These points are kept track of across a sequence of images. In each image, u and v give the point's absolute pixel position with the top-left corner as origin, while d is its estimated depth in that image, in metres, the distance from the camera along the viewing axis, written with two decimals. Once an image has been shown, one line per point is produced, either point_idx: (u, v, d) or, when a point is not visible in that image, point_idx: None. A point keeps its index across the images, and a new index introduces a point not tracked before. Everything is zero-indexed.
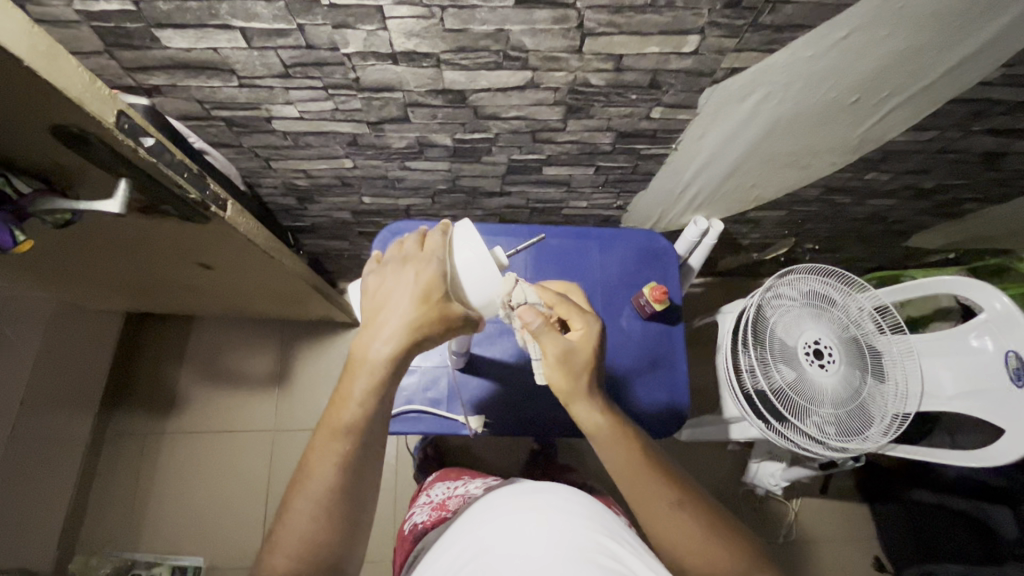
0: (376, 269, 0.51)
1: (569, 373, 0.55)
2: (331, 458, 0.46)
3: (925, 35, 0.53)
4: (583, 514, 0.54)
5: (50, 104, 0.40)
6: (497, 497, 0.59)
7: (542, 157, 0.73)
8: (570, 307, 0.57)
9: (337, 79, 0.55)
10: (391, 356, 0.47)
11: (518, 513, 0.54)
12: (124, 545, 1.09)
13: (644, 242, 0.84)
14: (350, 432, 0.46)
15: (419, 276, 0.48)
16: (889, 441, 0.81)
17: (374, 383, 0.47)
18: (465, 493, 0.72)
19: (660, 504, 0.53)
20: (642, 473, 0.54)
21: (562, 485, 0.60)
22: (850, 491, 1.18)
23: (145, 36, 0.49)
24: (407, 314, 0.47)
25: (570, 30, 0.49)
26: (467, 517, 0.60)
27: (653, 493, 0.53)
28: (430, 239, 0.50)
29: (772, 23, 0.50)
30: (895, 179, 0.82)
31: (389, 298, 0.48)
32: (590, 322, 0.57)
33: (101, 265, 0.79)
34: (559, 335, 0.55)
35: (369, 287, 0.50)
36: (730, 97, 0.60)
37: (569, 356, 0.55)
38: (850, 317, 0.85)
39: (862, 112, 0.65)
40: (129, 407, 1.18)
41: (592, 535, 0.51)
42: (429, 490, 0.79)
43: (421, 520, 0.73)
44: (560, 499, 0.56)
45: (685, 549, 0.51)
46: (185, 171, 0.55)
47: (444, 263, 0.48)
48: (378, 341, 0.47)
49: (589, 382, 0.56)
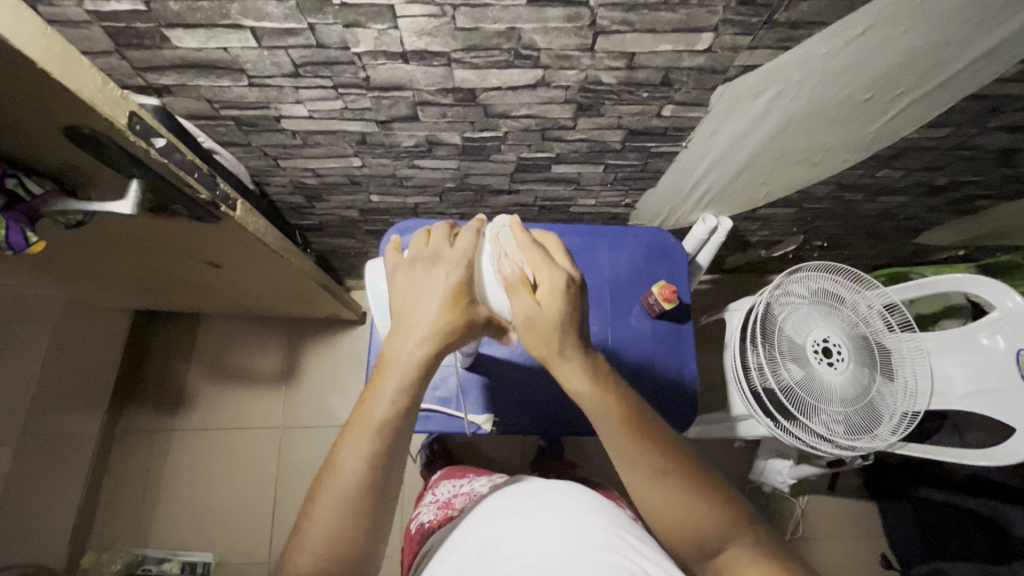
0: (402, 266, 0.50)
1: (543, 339, 0.47)
2: (360, 456, 0.45)
3: (943, 32, 0.52)
4: (593, 511, 0.54)
5: (65, 106, 0.40)
6: (503, 498, 0.60)
7: (551, 155, 0.72)
8: (537, 259, 0.48)
9: (347, 78, 0.55)
10: (424, 359, 0.46)
11: (525, 513, 0.54)
12: (135, 540, 1.10)
13: (654, 239, 0.84)
14: (380, 432, 0.46)
15: (451, 278, 0.48)
16: (897, 439, 0.81)
17: (405, 384, 0.46)
18: (471, 491, 0.73)
19: (644, 472, 0.49)
20: (627, 440, 0.50)
21: (567, 484, 0.61)
22: (856, 488, 1.19)
23: (155, 36, 0.49)
24: (437, 318, 0.47)
25: (582, 28, 0.49)
26: (473, 517, 0.60)
27: (637, 457, 0.50)
28: (461, 238, 0.50)
29: (787, 20, 0.49)
30: (908, 175, 0.81)
31: (421, 300, 0.48)
32: (557, 275, 0.47)
33: (111, 264, 0.79)
34: (522, 295, 0.48)
35: (397, 284, 0.50)
36: (743, 95, 0.59)
37: (538, 318, 0.47)
38: (859, 315, 0.85)
39: (876, 110, 0.64)
40: (138, 404, 1.18)
41: (600, 529, 0.51)
42: (434, 489, 0.80)
43: (427, 520, 0.73)
44: (568, 498, 0.56)
45: (664, 512, 0.49)
46: (196, 170, 0.55)
47: (472, 266, 0.50)
48: (411, 343, 0.46)
49: (569, 346, 0.48)
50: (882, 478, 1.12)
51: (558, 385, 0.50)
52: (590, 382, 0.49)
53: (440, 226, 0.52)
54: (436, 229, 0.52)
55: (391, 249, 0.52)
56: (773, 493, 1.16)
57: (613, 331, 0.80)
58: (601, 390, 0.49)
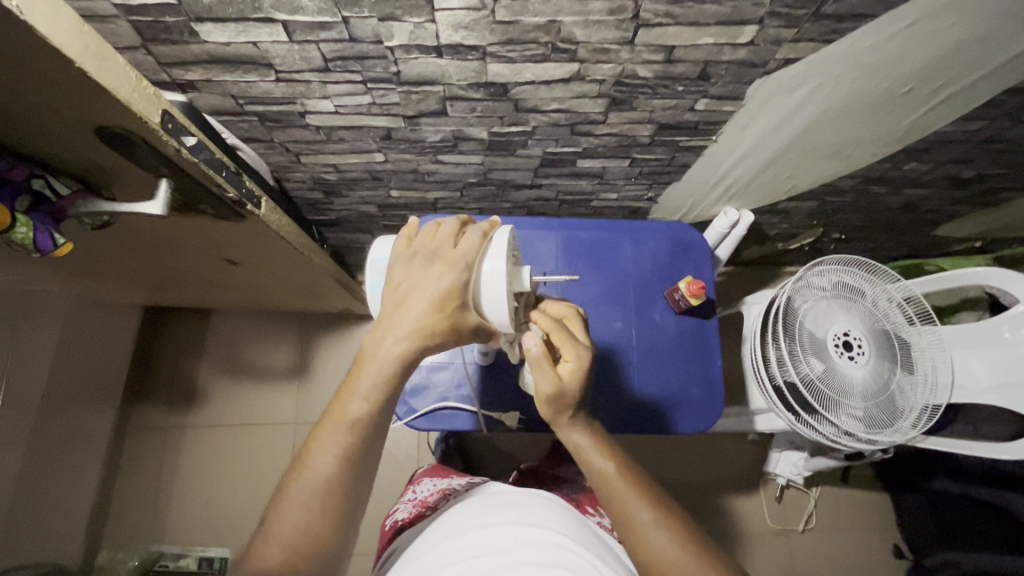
0: (403, 259, 0.50)
1: (556, 404, 0.54)
2: (333, 450, 0.46)
3: (992, 24, 0.51)
4: (554, 516, 0.57)
5: (97, 104, 0.39)
6: (470, 508, 0.60)
7: (578, 150, 0.71)
8: (564, 336, 0.55)
9: (377, 72, 0.53)
10: (400, 355, 0.47)
11: (494, 527, 0.54)
12: (150, 536, 1.11)
13: (676, 233, 0.83)
14: (353, 426, 0.46)
15: (443, 280, 0.48)
16: (918, 433, 0.81)
17: (379, 379, 0.47)
18: (446, 489, 0.71)
19: (643, 526, 0.51)
20: (621, 488, 0.53)
21: (534, 495, 0.62)
22: (869, 480, 1.20)
23: (184, 30, 0.47)
24: (422, 318, 0.47)
25: (624, 21, 0.47)
26: (444, 522, 0.60)
27: (631, 508, 0.52)
28: (467, 241, 0.50)
29: (834, 13, 0.48)
30: (936, 168, 0.80)
31: (412, 294, 0.48)
32: (582, 351, 0.54)
33: (125, 261, 0.78)
34: (550, 369, 0.53)
35: (393, 276, 0.50)
36: (782, 87, 0.58)
37: (560, 388, 0.53)
38: (880, 309, 0.84)
39: (914, 102, 0.63)
40: (151, 400, 1.18)
41: (565, 547, 0.52)
42: (415, 486, 0.78)
43: (402, 517, 0.71)
44: (530, 505, 0.59)
45: (661, 565, 0.49)
46: (224, 169, 0.54)
47: (471, 270, 0.49)
48: (390, 339, 0.47)
49: (572, 414, 0.55)
50: (896, 470, 1.13)
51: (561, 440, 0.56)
52: (590, 437, 0.55)
53: (450, 222, 0.51)
54: (445, 224, 0.51)
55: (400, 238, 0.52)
56: (786, 485, 1.17)
57: (637, 328, 0.79)
58: (601, 449, 0.55)
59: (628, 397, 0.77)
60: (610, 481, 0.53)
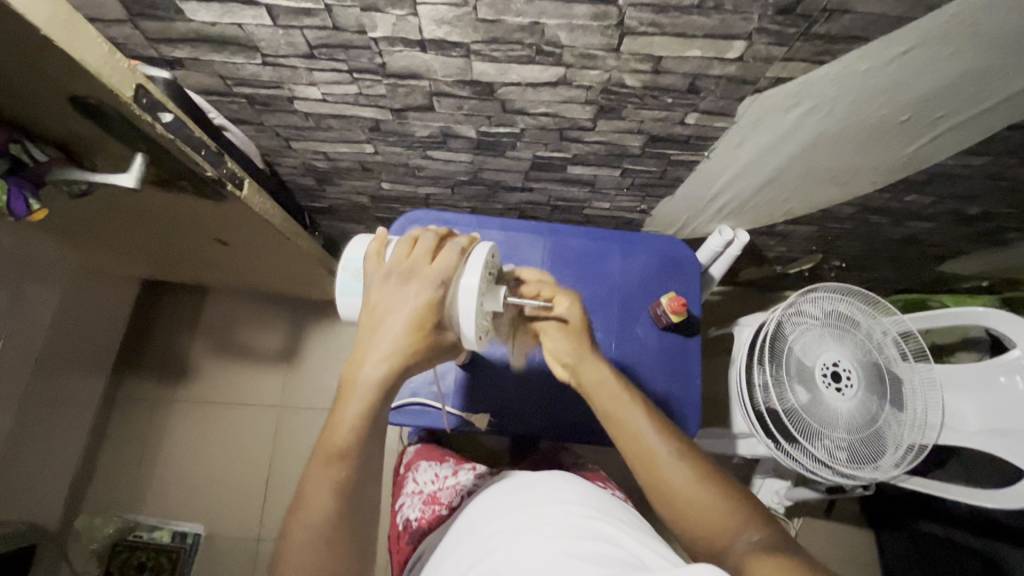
0: (377, 278, 0.48)
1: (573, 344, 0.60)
2: (329, 485, 0.44)
3: (992, 56, 0.49)
4: (579, 491, 0.53)
5: (68, 74, 0.40)
6: (488, 500, 0.55)
7: (568, 156, 0.70)
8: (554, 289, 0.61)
9: (362, 63, 0.53)
10: (381, 380, 0.45)
11: (514, 512, 0.50)
12: (128, 506, 1.12)
13: (667, 249, 0.82)
14: (344, 458, 0.45)
15: (420, 298, 0.46)
16: (901, 473, 0.78)
17: (366, 406, 0.45)
18: (457, 484, 0.67)
19: (660, 458, 0.54)
20: (638, 423, 0.56)
21: (551, 474, 0.58)
22: (853, 515, 1.17)
23: (169, 8, 0.48)
24: (398, 340, 0.45)
25: (609, 27, 0.47)
26: (461, 522, 0.56)
27: (650, 442, 0.55)
28: (444, 256, 0.48)
29: (825, 33, 0.47)
30: (938, 203, 0.78)
31: (388, 316, 0.46)
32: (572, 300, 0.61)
33: (116, 232, 0.79)
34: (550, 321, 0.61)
35: (370, 296, 0.48)
36: (775, 107, 0.57)
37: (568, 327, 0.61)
38: (873, 342, 0.81)
39: (914, 132, 0.61)
40: (140, 371, 1.19)
41: (596, 518, 0.48)
42: (413, 474, 0.73)
43: (414, 517, 0.66)
44: (550, 483, 0.55)
45: (676, 494, 0.53)
46: (203, 148, 0.54)
47: (447, 286, 0.47)
48: (368, 364, 0.45)
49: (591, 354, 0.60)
50: (882, 508, 1.10)
51: (584, 377, 0.60)
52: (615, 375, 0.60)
53: (425, 237, 0.49)
54: (422, 240, 0.49)
55: (372, 260, 0.50)
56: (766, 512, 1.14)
57: (618, 340, 0.78)
58: (619, 386, 0.59)
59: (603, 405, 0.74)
60: (624, 413, 0.57)
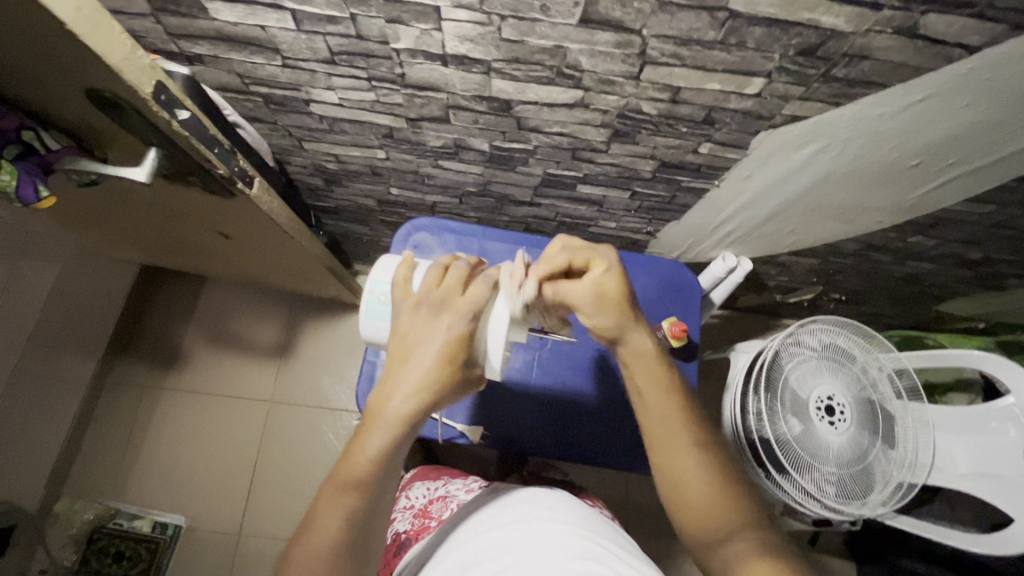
0: (406, 307, 0.48)
1: (611, 312, 0.53)
2: (340, 512, 0.44)
3: (1005, 110, 0.50)
4: (571, 511, 0.53)
5: (91, 69, 0.40)
6: (480, 516, 0.56)
7: (578, 175, 0.70)
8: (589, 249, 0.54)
9: (382, 71, 0.53)
10: (407, 415, 0.45)
11: (506, 527, 0.50)
12: (110, 493, 1.11)
13: (670, 272, 0.82)
14: (360, 489, 0.44)
15: (452, 331, 0.46)
16: (888, 510, 0.78)
17: (387, 439, 0.45)
18: (448, 499, 0.66)
19: (677, 441, 0.53)
20: (666, 405, 0.54)
21: (542, 490, 0.58)
22: (835, 547, 1.17)
23: (193, 6, 0.48)
24: (428, 373, 0.45)
25: (631, 55, 0.47)
26: (451, 537, 0.56)
27: (671, 422, 0.53)
28: (476, 288, 0.48)
29: (845, 77, 0.47)
30: (942, 245, 0.78)
31: (418, 347, 0.46)
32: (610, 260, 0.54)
33: (118, 218, 0.78)
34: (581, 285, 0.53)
35: (398, 325, 0.48)
36: (786, 143, 0.57)
37: (606, 289, 0.53)
38: (869, 377, 0.81)
39: (923, 175, 0.61)
40: (133, 357, 1.18)
41: (588, 537, 0.48)
42: (407, 491, 0.72)
43: (403, 530, 0.66)
44: (543, 500, 0.55)
45: (681, 480, 0.52)
46: (217, 146, 0.54)
47: (477, 320, 0.47)
48: (396, 397, 0.45)
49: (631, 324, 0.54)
50: (865, 542, 1.10)
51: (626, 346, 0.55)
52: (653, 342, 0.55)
53: (456, 267, 0.50)
54: (452, 270, 0.49)
55: (401, 290, 0.50)
56: None
57: None
58: (658, 363, 0.55)
59: (596, 420, 0.73)
60: (652, 388, 0.54)
